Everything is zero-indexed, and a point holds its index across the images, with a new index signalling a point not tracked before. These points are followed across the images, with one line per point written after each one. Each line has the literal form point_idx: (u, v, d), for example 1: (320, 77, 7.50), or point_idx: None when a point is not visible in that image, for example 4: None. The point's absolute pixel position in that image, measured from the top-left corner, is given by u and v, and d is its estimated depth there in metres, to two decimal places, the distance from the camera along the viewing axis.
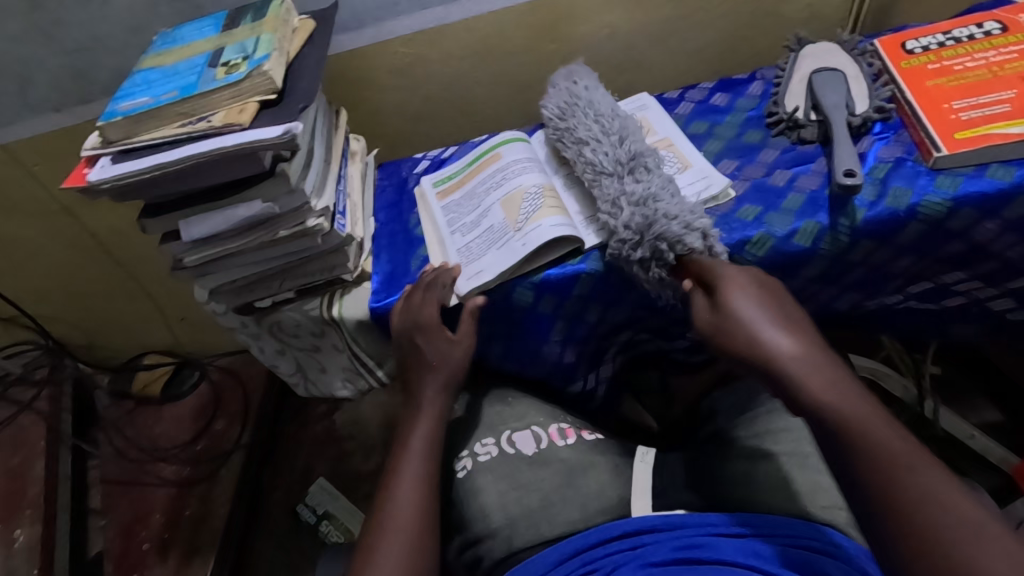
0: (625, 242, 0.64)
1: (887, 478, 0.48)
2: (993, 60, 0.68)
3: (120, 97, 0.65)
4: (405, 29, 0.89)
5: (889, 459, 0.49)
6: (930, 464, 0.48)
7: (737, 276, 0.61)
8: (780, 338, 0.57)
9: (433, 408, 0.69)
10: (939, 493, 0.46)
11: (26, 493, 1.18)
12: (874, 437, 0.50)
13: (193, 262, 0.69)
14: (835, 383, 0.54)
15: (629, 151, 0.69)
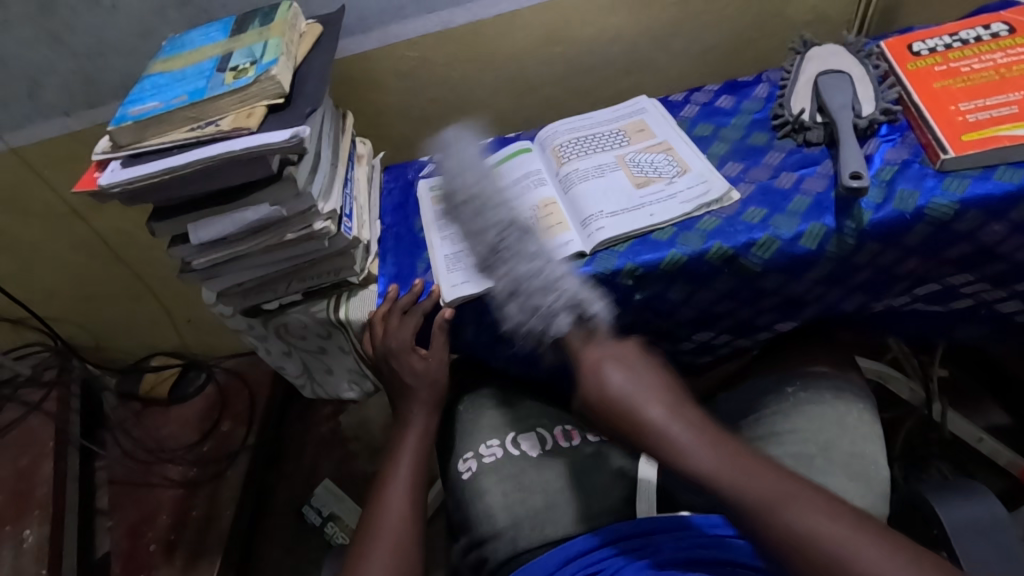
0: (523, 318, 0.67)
1: (764, 520, 0.49)
2: (1000, 62, 0.68)
3: (130, 101, 0.66)
4: (410, 33, 0.90)
5: (756, 502, 0.50)
6: (787, 486, 0.50)
7: (600, 350, 0.64)
8: (649, 408, 0.58)
9: (422, 428, 0.71)
10: (807, 526, 0.47)
11: (35, 494, 1.19)
12: (733, 482, 0.51)
13: (201, 265, 0.69)
14: (700, 436, 0.55)
15: (501, 231, 0.70)
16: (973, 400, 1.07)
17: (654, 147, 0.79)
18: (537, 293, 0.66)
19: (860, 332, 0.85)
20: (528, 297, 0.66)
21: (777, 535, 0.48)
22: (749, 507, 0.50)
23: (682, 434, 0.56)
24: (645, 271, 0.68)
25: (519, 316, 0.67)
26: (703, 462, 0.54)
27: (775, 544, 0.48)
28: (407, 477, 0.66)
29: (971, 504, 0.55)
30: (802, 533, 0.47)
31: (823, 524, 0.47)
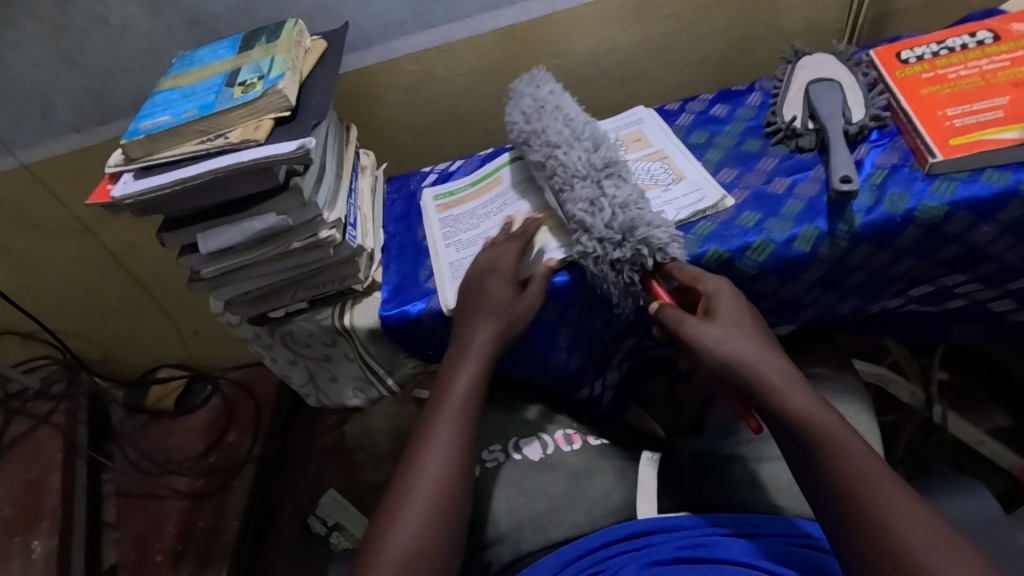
0: (604, 247, 0.65)
1: (853, 498, 0.48)
2: (986, 68, 0.70)
3: (142, 117, 0.68)
4: (412, 47, 0.92)
5: (853, 473, 0.48)
6: (895, 483, 0.48)
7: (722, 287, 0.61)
8: (767, 364, 0.54)
9: (462, 391, 0.64)
10: (897, 514, 0.46)
11: (43, 505, 1.20)
12: (835, 455, 0.49)
13: (210, 274, 0.71)
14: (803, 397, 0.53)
15: (604, 157, 0.70)
16: (973, 402, 1.07)
17: (649, 155, 0.81)
18: (617, 223, 0.65)
19: (858, 333, 0.86)
20: (607, 219, 0.65)
21: (836, 474, 0.49)
22: (839, 469, 0.49)
23: (784, 378, 0.54)
24: None
25: (603, 242, 0.65)
26: (803, 413, 0.52)
27: (854, 507, 0.48)
28: (440, 450, 0.60)
29: (964, 501, 0.56)
30: (857, 479, 0.48)
31: (889, 493, 0.47)
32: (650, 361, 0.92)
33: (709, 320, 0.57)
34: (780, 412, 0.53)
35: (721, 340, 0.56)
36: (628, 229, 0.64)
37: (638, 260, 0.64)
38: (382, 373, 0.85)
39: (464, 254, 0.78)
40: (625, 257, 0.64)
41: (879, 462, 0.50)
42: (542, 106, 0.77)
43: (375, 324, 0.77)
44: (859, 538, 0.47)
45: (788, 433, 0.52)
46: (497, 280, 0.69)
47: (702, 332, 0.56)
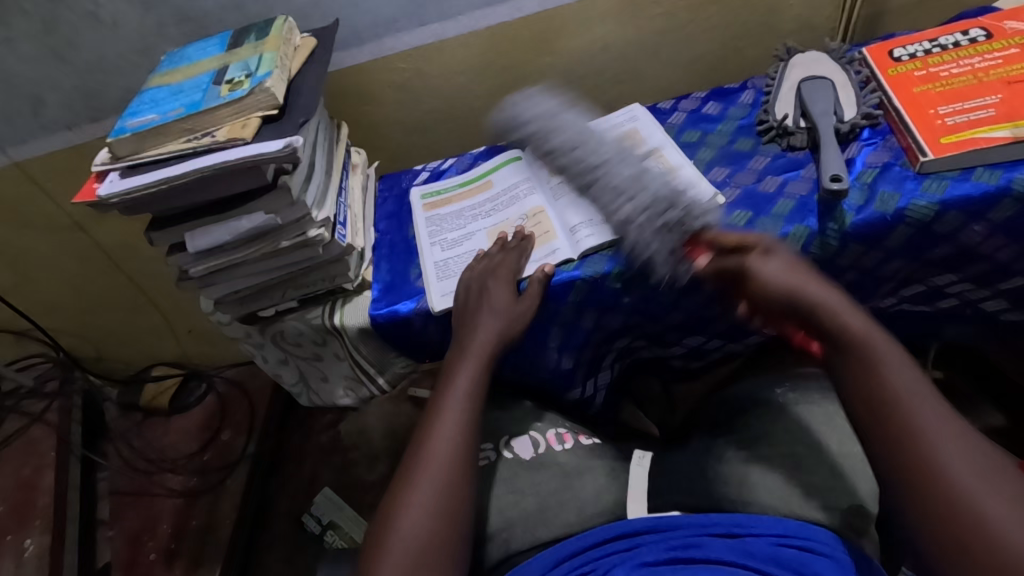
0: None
1: (891, 415, 0.50)
2: (978, 66, 0.70)
3: (128, 115, 0.67)
4: (404, 45, 0.92)
5: (894, 393, 0.50)
6: (931, 401, 0.50)
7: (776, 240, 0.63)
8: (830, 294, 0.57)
9: (465, 390, 0.64)
10: (937, 440, 0.47)
11: (36, 503, 1.20)
12: (881, 372, 0.52)
13: (198, 273, 0.71)
14: (853, 317, 0.55)
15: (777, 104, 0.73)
16: (969, 401, 1.07)
17: (641, 153, 0.81)
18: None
19: None
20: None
21: (872, 392, 0.51)
22: (884, 385, 0.51)
23: (835, 299, 0.57)
24: (633, 274, 0.70)
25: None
26: (860, 332, 0.54)
27: (886, 436, 0.50)
28: (446, 448, 0.60)
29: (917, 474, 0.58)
30: (903, 401, 0.50)
31: (928, 415, 0.49)
32: (644, 361, 0.92)
33: (768, 257, 0.61)
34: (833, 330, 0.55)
35: (780, 272, 0.59)
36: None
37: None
38: (373, 373, 0.85)
39: (452, 250, 0.79)
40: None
41: (922, 378, 0.51)
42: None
43: (365, 324, 0.77)
44: (896, 459, 0.48)
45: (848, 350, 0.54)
46: (496, 282, 0.70)
47: (764, 266, 0.60)
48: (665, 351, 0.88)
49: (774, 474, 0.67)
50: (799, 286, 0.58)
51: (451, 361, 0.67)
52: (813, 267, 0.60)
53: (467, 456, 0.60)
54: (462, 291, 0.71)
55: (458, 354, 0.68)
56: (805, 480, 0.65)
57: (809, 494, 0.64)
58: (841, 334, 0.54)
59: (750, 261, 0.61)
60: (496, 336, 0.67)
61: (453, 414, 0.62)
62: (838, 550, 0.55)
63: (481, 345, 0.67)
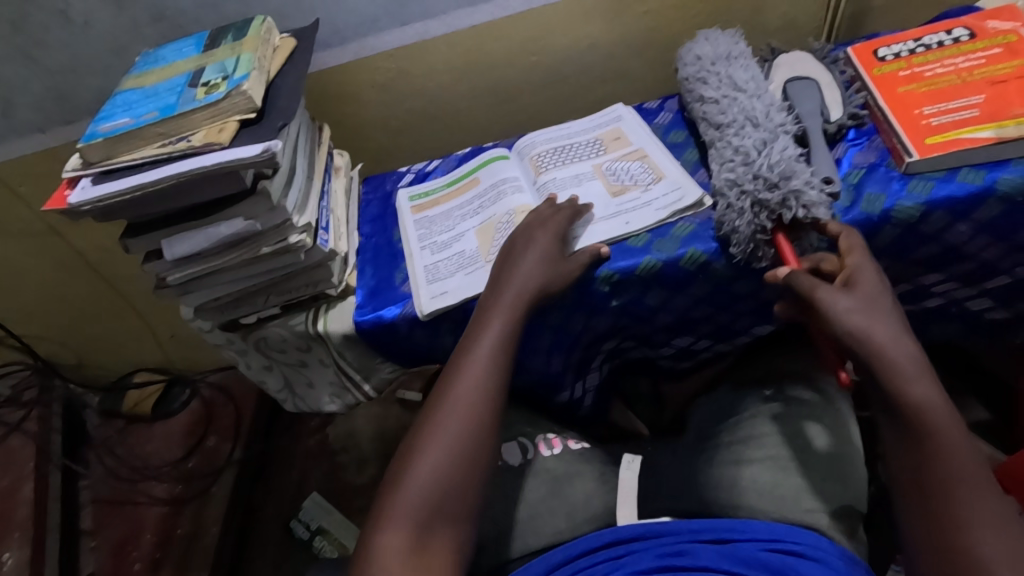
0: (755, 186, 0.64)
1: (938, 493, 0.48)
2: (962, 66, 0.70)
3: (100, 119, 0.65)
4: (386, 45, 0.90)
5: (945, 473, 0.48)
6: (987, 492, 0.47)
7: (861, 266, 0.58)
8: (902, 341, 0.53)
9: (488, 366, 0.61)
10: (979, 529, 0.46)
11: (15, 515, 1.17)
12: (938, 448, 0.49)
13: (176, 280, 0.69)
14: (918, 376, 0.51)
15: (780, 119, 0.70)
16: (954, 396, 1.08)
17: (629, 154, 0.80)
18: (774, 168, 0.64)
19: None
20: (763, 165, 0.65)
21: (922, 474, 0.49)
22: (936, 467, 0.49)
23: (906, 352, 0.52)
24: (621, 277, 0.69)
25: (753, 182, 0.64)
26: (923, 403, 0.50)
27: (927, 509, 0.48)
28: (464, 430, 0.57)
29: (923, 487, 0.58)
30: (951, 480, 0.48)
31: (974, 501, 0.47)
32: (632, 363, 0.92)
33: (842, 292, 0.55)
34: (896, 394, 0.51)
35: (851, 311, 0.54)
36: (784, 177, 0.63)
37: (782, 207, 0.62)
38: (358, 379, 0.84)
39: (438, 252, 0.78)
40: (769, 198, 0.62)
41: (980, 461, 0.49)
42: (720, 60, 0.78)
43: (350, 330, 0.76)
44: (931, 532, 0.48)
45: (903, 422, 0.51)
46: (538, 241, 0.67)
47: (835, 300, 0.55)
48: (654, 353, 0.87)
49: (763, 477, 0.66)
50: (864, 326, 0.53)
51: (483, 310, 0.65)
52: (890, 304, 0.55)
53: (485, 439, 0.58)
54: (504, 252, 0.68)
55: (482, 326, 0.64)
56: (795, 483, 0.65)
57: (798, 497, 0.64)
58: (902, 399, 0.51)
59: (820, 292, 0.55)
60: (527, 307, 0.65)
61: (479, 370, 0.60)
62: (828, 554, 0.55)
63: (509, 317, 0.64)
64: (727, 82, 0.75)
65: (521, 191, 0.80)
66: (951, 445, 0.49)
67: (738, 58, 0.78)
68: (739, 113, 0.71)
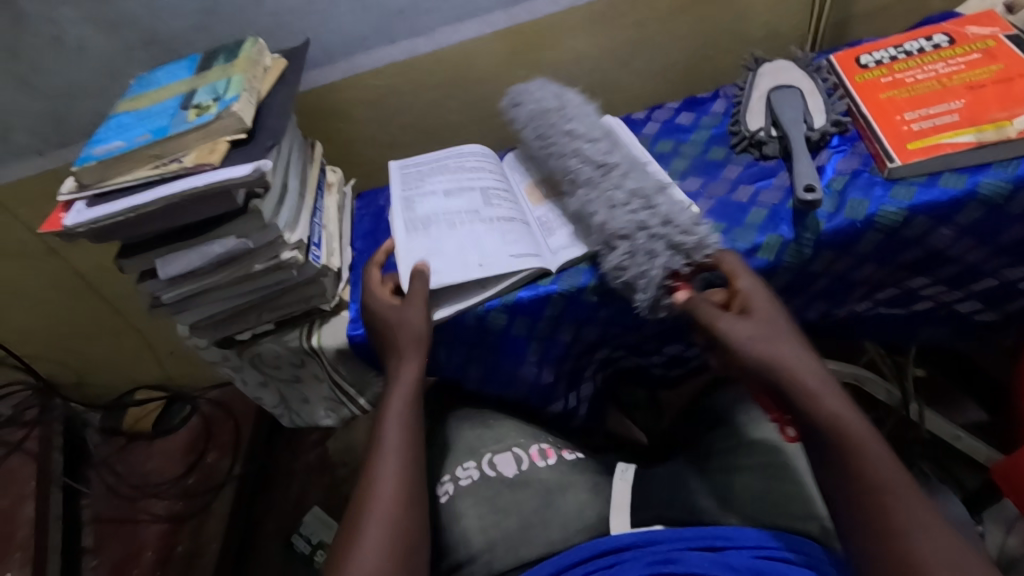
0: (668, 231, 0.64)
1: (874, 498, 0.51)
2: (942, 72, 0.71)
3: (94, 142, 0.67)
4: (375, 62, 0.92)
5: (875, 478, 0.51)
6: (911, 489, 0.51)
7: (754, 289, 0.61)
8: (805, 361, 0.57)
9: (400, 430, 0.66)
10: (911, 526, 0.49)
11: (15, 536, 1.17)
12: (861, 453, 0.52)
13: (171, 299, 0.70)
14: (830, 392, 0.55)
15: (640, 166, 0.72)
16: (949, 398, 1.09)
17: None
18: (677, 215, 0.65)
19: (829, 336, 0.86)
20: (667, 212, 0.65)
21: (850, 486, 0.52)
22: (862, 476, 0.52)
23: (812, 371, 0.56)
24: (608, 288, 0.70)
25: (661, 228, 0.64)
26: (835, 416, 0.54)
27: (865, 517, 0.51)
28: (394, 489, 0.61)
29: None
30: (876, 482, 0.51)
31: (902, 500, 0.51)
32: (626, 370, 0.92)
33: (743, 320, 0.59)
34: (810, 412, 0.55)
35: (753, 340, 0.58)
36: (692, 223, 0.65)
37: (696, 250, 0.64)
38: (353, 394, 0.84)
39: (414, 242, 0.75)
40: (688, 242, 0.63)
41: (898, 464, 0.52)
42: (555, 115, 0.79)
43: (343, 344, 0.77)
44: (871, 538, 0.50)
45: (822, 440, 0.54)
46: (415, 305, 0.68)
47: (733, 329, 0.59)
48: (646, 361, 0.88)
49: (753, 484, 0.67)
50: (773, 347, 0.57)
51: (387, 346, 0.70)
52: (783, 323, 0.59)
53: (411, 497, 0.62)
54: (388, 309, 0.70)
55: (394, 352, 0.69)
56: (788, 489, 0.65)
57: (789, 503, 0.64)
58: (819, 417, 0.54)
59: (721, 323, 0.59)
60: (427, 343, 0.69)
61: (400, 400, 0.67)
62: (819, 559, 0.56)
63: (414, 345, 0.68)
64: (580, 132, 0.76)
65: (475, 216, 0.77)
66: (869, 450, 0.53)
67: (565, 108, 0.80)
68: (602, 159, 0.73)
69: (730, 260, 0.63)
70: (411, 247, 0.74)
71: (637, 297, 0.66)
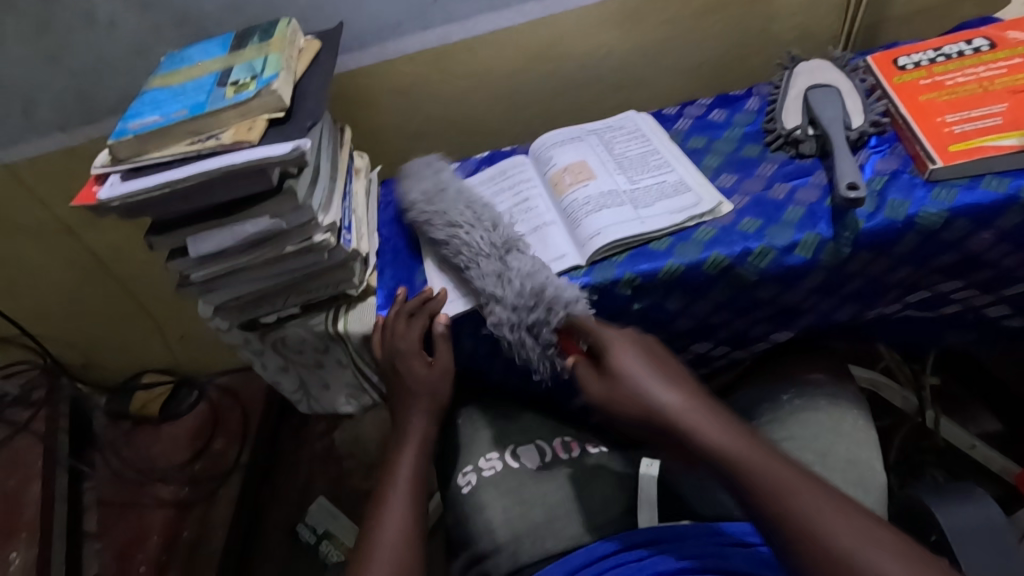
0: (522, 317, 0.66)
1: (779, 497, 0.49)
2: (983, 75, 0.70)
3: (129, 116, 0.66)
4: (406, 49, 0.91)
5: (771, 485, 0.50)
6: (809, 480, 0.50)
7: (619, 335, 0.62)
8: (670, 391, 0.57)
9: (408, 472, 0.66)
10: (821, 514, 0.47)
11: (21, 516, 1.16)
12: (750, 466, 0.51)
13: (200, 278, 0.69)
14: (718, 420, 0.54)
15: (503, 235, 0.71)
16: (965, 407, 1.08)
17: (639, 161, 0.81)
18: (526, 287, 0.66)
19: (853, 339, 0.86)
20: (513, 294, 0.66)
21: (760, 494, 0.50)
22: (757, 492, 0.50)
23: (678, 401, 0.56)
24: (643, 280, 0.69)
25: (515, 315, 0.67)
26: (717, 442, 0.53)
27: (779, 520, 0.49)
28: (396, 523, 0.61)
29: (958, 510, 0.55)
30: (776, 483, 0.50)
31: (800, 494, 0.49)
32: None
33: (604, 380, 0.60)
34: (687, 449, 0.54)
35: (633, 388, 0.57)
36: (537, 292, 0.66)
37: (546, 322, 0.66)
38: (376, 381, 0.84)
39: (450, 276, 0.75)
40: (534, 318, 0.66)
41: (787, 463, 0.51)
42: (428, 196, 0.77)
43: (370, 330, 0.76)
44: (802, 543, 0.47)
45: (714, 470, 0.53)
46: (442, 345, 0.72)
47: (615, 382, 0.59)
48: None
49: None
50: (644, 386, 0.57)
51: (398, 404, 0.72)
52: (654, 364, 0.60)
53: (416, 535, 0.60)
54: (382, 347, 0.73)
55: (405, 392, 0.72)
56: None
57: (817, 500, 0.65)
58: (701, 446, 0.53)
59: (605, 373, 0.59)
60: (449, 377, 0.72)
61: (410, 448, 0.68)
62: None
63: (439, 377, 0.72)
64: (447, 217, 0.74)
65: None
66: (754, 463, 0.52)
67: (447, 186, 0.78)
68: (458, 262, 0.72)
69: (583, 319, 0.65)
70: (450, 284, 0.75)
71: (537, 370, 0.70)
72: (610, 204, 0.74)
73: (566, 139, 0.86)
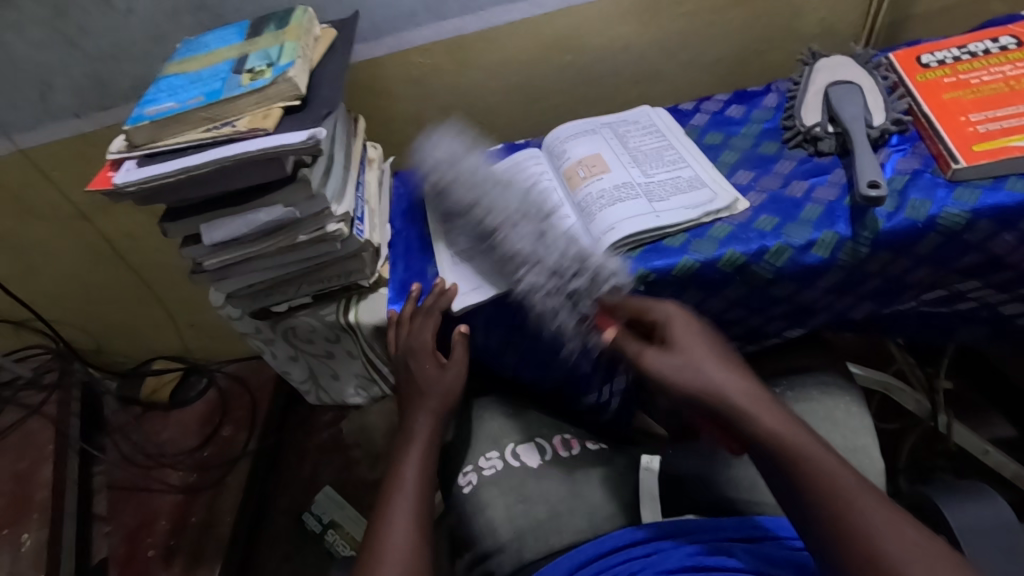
0: (559, 285, 0.67)
1: (830, 498, 0.49)
2: (1009, 74, 0.69)
3: (145, 102, 0.66)
4: (422, 39, 0.91)
5: (823, 484, 0.50)
6: (871, 492, 0.49)
7: (679, 313, 0.61)
8: (723, 375, 0.56)
9: (415, 472, 0.65)
10: (874, 522, 0.47)
11: (32, 498, 1.17)
12: (805, 461, 0.51)
13: (213, 266, 0.69)
14: (776, 414, 0.54)
15: (537, 206, 0.73)
16: (977, 412, 1.07)
17: (652, 155, 0.81)
18: (569, 258, 0.67)
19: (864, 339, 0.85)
20: (555, 262, 0.67)
21: (810, 489, 0.50)
22: (814, 484, 0.50)
23: (741, 388, 0.55)
24: (656, 276, 0.68)
25: (552, 280, 0.67)
26: (770, 432, 0.53)
27: (824, 518, 0.49)
28: (407, 520, 0.60)
29: (972, 511, 0.54)
30: (827, 483, 0.49)
31: (854, 500, 0.48)
32: None
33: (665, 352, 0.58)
34: (752, 434, 0.53)
35: (683, 368, 0.57)
36: (580, 260, 0.68)
37: (587, 295, 0.67)
38: (385, 372, 0.84)
39: (462, 271, 0.75)
40: (576, 285, 0.67)
41: (844, 468, 0.51)
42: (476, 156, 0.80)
43: (381, 321, 0.76)
44: (840, 540, 0.47)
45: (763, 456, 0.53)
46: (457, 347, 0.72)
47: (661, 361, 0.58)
48: None
49: None
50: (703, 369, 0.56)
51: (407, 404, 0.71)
52: (717, 346, 0.59)
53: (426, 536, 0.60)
54: (395, 344, 0.73)
55: (415, 392, 0.71)
56: None
57: None
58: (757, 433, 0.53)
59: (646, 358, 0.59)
60: (459, 382, 0.72)
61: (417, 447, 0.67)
62: None
63: (450, 380, 0.71)
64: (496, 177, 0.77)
65: None
66: (810, 457, 0.51)
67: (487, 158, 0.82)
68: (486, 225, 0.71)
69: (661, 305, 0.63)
70: (460, 278, 0.74)
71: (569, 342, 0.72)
72: (624, 197, 0.74)
73: (578, 133, 0.86)
